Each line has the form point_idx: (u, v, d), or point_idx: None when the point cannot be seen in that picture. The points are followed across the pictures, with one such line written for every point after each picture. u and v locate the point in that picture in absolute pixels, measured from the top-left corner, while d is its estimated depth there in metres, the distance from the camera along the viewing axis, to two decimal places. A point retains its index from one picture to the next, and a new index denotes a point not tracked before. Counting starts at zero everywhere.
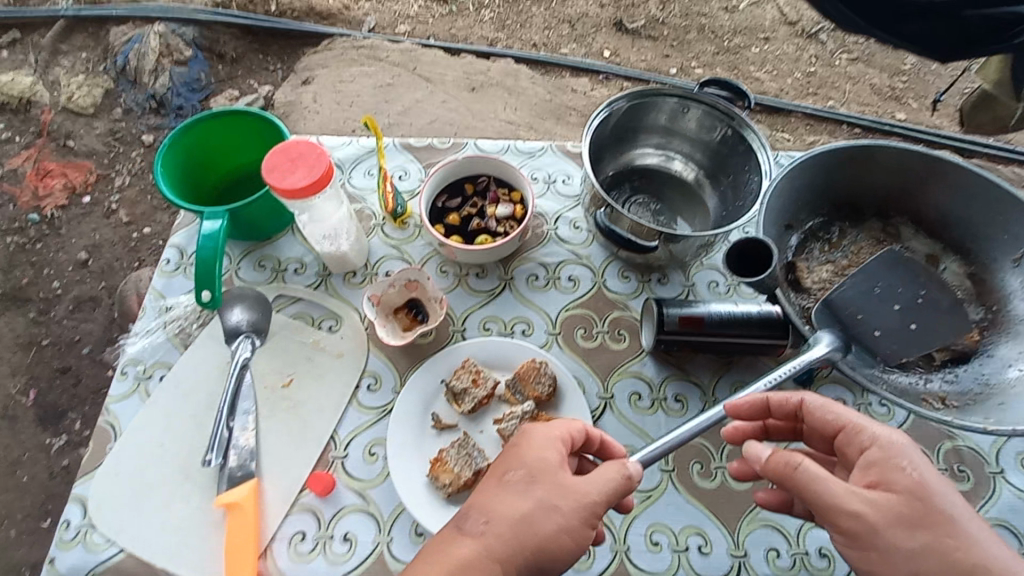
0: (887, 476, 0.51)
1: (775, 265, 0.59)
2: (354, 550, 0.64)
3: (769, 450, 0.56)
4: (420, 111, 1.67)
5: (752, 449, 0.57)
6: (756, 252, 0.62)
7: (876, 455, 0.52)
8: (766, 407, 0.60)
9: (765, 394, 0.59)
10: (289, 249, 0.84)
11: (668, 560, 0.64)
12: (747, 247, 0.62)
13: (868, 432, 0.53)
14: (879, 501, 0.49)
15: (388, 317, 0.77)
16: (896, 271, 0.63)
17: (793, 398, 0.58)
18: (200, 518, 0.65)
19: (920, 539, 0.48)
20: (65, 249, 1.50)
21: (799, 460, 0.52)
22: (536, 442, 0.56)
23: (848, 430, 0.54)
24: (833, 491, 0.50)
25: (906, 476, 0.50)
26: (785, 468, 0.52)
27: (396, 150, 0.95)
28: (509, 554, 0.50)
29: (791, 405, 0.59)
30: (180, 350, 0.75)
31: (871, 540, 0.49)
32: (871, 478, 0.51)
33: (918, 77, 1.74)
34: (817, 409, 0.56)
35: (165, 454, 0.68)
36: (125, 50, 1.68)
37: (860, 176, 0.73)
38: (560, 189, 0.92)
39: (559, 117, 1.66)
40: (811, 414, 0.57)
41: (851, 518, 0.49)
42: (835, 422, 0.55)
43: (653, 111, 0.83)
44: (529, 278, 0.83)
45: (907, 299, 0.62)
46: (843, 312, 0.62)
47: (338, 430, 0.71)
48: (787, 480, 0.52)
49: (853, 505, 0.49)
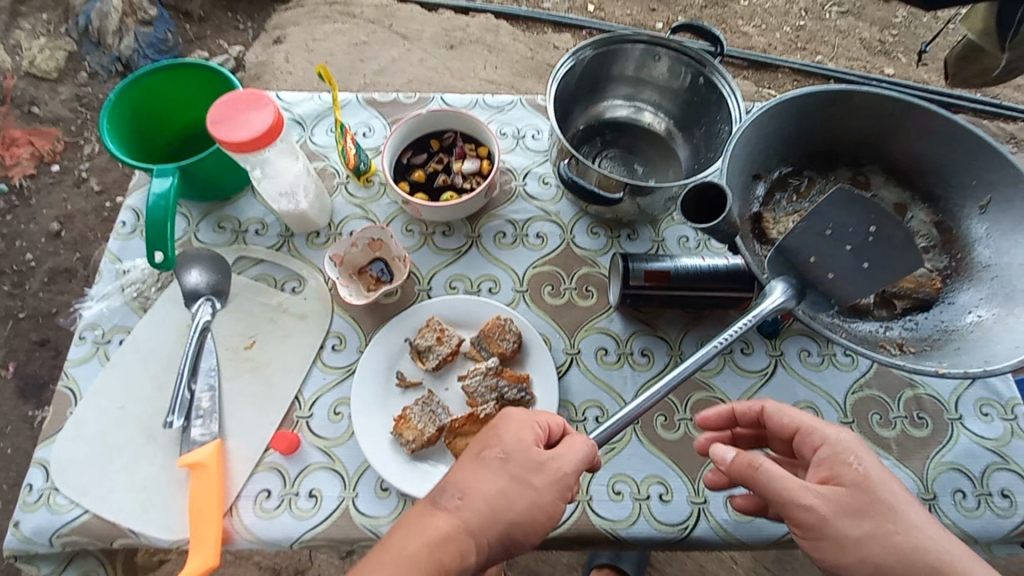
0: (836, 471, 0.52)
1: (729, 209, 0.58)
2: (319, 505, 0.64)
3: (733, 450, 0.56)
4: (397, 71, 1.60)
5: (715, 451, 0.57)
6: (714, 198, 0.61)
7: (828, 452, 0.54)
8: (729, 414, 0.62)
9: (731, 406, 0.62)
10: (249, 209, 0.82)
11: (629, 507, 0.65)
12: (708, 192, 0.61)
13: (819, 432, 0.55)
14: (829, 494, 0.51)
15: (351, 277, 0.76)
16: (851, 208, 0.56)
17: (754, 404, 0.60)
18: (165, 479, 0.65)
19: (864, 527, 0.49)
20: (36, 220, 1.46)
21: (760, 460, 0.53)
22: (514, 426, 0.55)
23: (803, 431, 0.56)
24: (789, 487, 0.51)
25: (853, 470, 0.52)
26: (748, 469, 0.53)
27: (360, 105, 0.91)
28: (484, 527, 0.50)
29: (753, 411, 0.61)
30: (139, 314, 0.74)
31: (822, 531, 0.50)
32: (822, 474, 0.53)
33: (909, 30, 1.70)
34: (775, 414, 0.58)
35: (126, 417, 0.68)
36: (86, 9, 1.59)
37: (832, 122, 0.71)
38: (529, 144, 0.89)
39: (541, 76, 1.61)
40: (771, 419, 0.58)
41: (804, 511, 0.50)
42: (790, 425, 0.57)
43: (620, 60, 0.80)
44: (496, 235, 0.82)
45: (858, 238, 0.56)
46: (796, 257, 0.60)
47: (303, 390, 0.70)
48: (751, 482, 0.53)
49: (807, 498, 0.50)
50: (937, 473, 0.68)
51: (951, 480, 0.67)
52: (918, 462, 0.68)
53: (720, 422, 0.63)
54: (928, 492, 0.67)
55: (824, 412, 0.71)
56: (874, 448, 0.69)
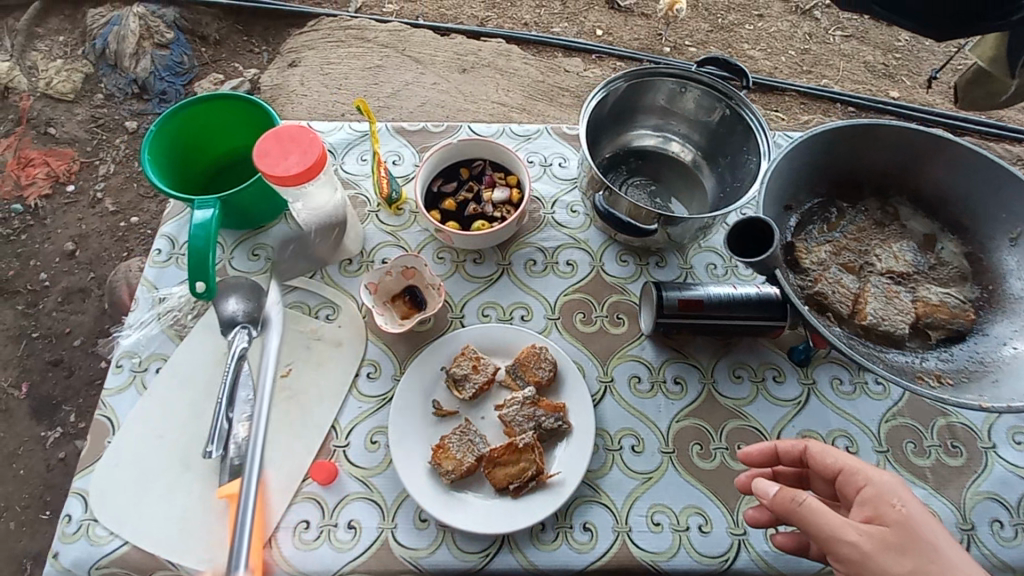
0: (879, 511, 0.51)
1: (775, 245, 0.60)
2: (359, 537, 0.64)
3: (775, 484, 0.55)
4: (410, 94, 1.60)
5: (758, 484, 0.56)
6: (761, 233, 0.62)
7: (871, 492, 0.53)
8: (772, 452, 0.62)
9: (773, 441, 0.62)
10: (283, 237, 0.83)
11: (669, 539, 0.65)
12: (752, 228, 0.63)
13: (862, 473, 0.55)
14: (873, 531, 0.50)
15: (385, 305, 0.76)
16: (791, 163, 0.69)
17: (798, 443, 0.60)
18: (203, 509, 0.65)
19: (907, 564, 0.48)
20: (51, 239, 1.46)
21: (803, 495, 0.53)
22: None
23: (847, 472, 0.56)
24: (832, 523, 0.50)
25: (897, 512, 0.51)
26: (791, 504, 0.53)
27: (389, 134, 0.93)
28: None
29: (796, 450, 0.61)
30: (175, 342, 0.75)
31: (864, 566, 0.48)
32: (866, 513, 0.52)
33: (912, 54, 1.73)
34: (818, 453, 0.58)
35: (163, 447, 0.68)
36: (104, 33, 1.63)
37: (861, 152, 0.72)
38: (556, 172, 0.90)
39: (552, 98, 1.60)
40: (813, 457, 0.58)
41: (847, 547, 0.49)
42: (834, 465, 0.57)
43: (650, 92, 0.82)
44: (527, 262, 0.83)
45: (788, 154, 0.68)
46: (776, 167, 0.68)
47: (339, 419, 0.71)
48: (793, 517, 0.53)
49: (850, 534, 0.50)
50: (973, 502, 0.68)
51: (987, 509, 0.67)
52: (953, 491, 0.68)
53: (763, 460, 0.63)
54: (965, 522, 0.67)
55: (858, 441, 0.71)
56: (910, 477, 0.69)
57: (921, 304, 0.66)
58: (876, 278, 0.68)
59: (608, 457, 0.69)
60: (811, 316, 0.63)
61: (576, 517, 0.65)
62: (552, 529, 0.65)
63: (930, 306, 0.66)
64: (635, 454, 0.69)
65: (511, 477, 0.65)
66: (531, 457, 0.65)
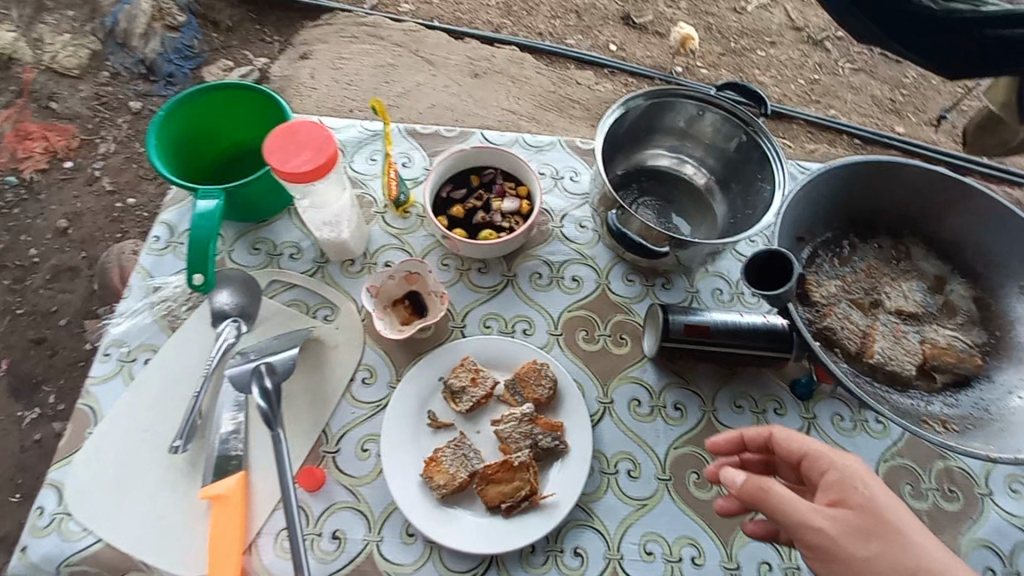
0: (844, 494, 0.49)
1: (797, 278, 0.60)
2: (343, 548, 0.62)
3: (742, 473, 0.53)
4: (420, 95, 1.59)
5: (725, 474, 0.54)
6: (779, 265, 0.63)
7: (835, 477, 0.50)
8: (738, 440, 0.60)
9: (739, 430, 0.60)
10: (285, 232, 0.81)
11: (661, 569, 0.64)
12: (771, 260, 0.63)
13: (826, 457, 0.52)
14: (839, 516, 0.48)
15: (386, 309, 0.74)
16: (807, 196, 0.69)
17: (762, 430, 0.58)
18: (184, 512, 0.63)
19: (873, 547, 0.46)
20: (44, 215, 1.43)
21: (770, 482, 0.51)
22: None
23: (811, 457, 0.53)
24: (799, 510, 0.49)
25: (861, 494, 0.48)
26: (758, 492, 0.51)
27: (401, 136, 0.92)
28: None
29: (762, 437, 0.58)
30: (167, 333, 0.73)
31: (832, 552, 0.47)
32: (830, 497, 0.50)
33: (918, 90, 1.74)
34: (783, 439, 0.56)
35: (146, 444, 0.66)
36: (115, 11, 1.61)
37: (877, 191, 0.72)
38: (567, 186, 0.89)
39: (561, 110, 1.60)
40: (779, 444, 0.56)
41: (815, 533, 0.48)
42: (799, 450, 0.54)
43: (670, 112, 0.81)
44: (532, 275, 0.81)
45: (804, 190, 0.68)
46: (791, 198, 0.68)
47: (331, 423, 0.69)
48: (761, 505, 0.51)
49: (816, 520, 0.48)
50: (967, 549, 0.67)
51: (981, 557, 0.66)
52: (948, 536, 0.67)
53: (730, 449, 0.61)
54: None
55: None
56: None
57: (929, 347, 0.65)
58: (884, 316, 0.67)
59: (603, 481, 0.68)
60: (820, 351, 0.62)
61: (568, 541, 0.64)
62: (542, 552, 0.63)
63: (938, 348, 0.65)
64: (631, 479, 0.68)
65: (504, 495, 0.63)
66: (525, 477, 0.63)
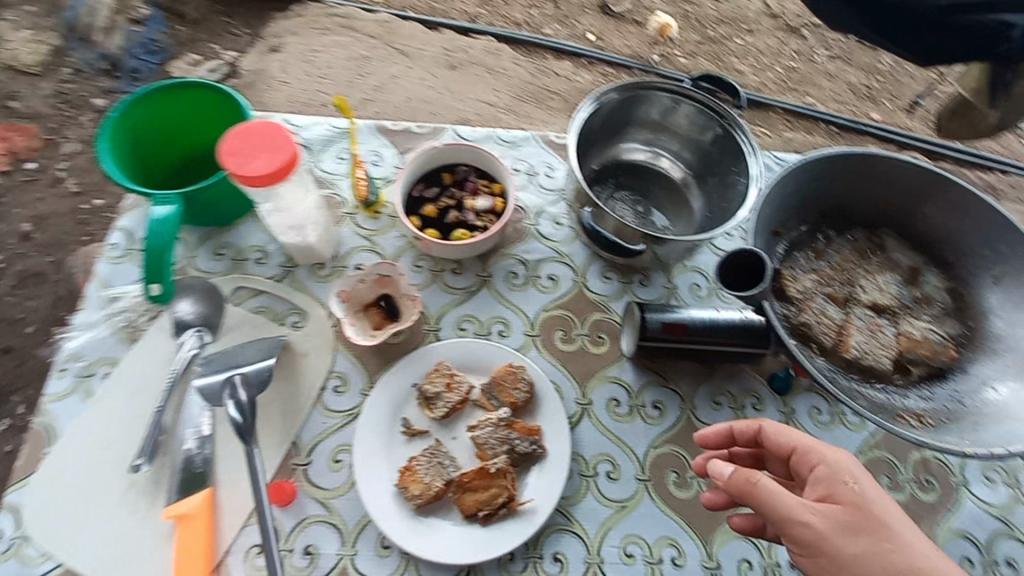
0: (833, 489, 0.49)
1: (769, 280, 0.60)
2: (315, 564, 0.61)
3: (731, 465, 0.52)
4: (395, 87, 1.54)
5: (712, 466, 0.52)
6: (750, 264, 0.62)
7: (824, 471, 0.50)
8: (726, 433, 0.58)
9: (728, 423, 0.58)
10: (250, 236, 0.78)
11: (642, 571, 0.63)
12: (742, 260, 0.62)
13: (816, 451, 0.52)
14: (827, 511, 0.47)
15: (357, 314, 0.72)
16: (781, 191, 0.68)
17: (752, 423, 0.57)
18: (148, 532, 0.60)
19: (861, 544, 0.46)
20: (5, 219, 1.32)
21: (760, 476, 0.50)
22: None
23: (801, 451, 0.53)
24: (788, 504, 0.48)
25: (850, 490, 0.48)
26: (746, 486, 0.50)
27: (370, 133, 0.89)
28: None
29: (751, 429, 0.57)
30: (127, 345, 0.70)
31: (819, 548, 0.46)
32: (819, 492, 0.49)
33: (893, 77, 1.75)
34: (772, 433, 0.55)
35: (107, 462, 0.63)
36: (77, 4, 1.55)
37: (850, 185, 0.71)
38: (542, 182, 0.87)
39: (540, 101, 1.57)
40: (768, 438, 0.55)
41: (802, 528, 0.47)
42: (788, 444, 0.54)
43: (644, 105, 0.80)
44: (507, 275, 0.80)
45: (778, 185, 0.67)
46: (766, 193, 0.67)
47: (301, 435, 0.67)
48: (749, 499, 0.50)
49: (805, 515, 0.47)
50: (945, 539, 0.67)
51: (958, 547, 0.67)
52: (926, 527, 0.68)
53: (719, 443, 0.59)
54: None
55: None
56: None
57: (904, 340, 0.65)
58: (860, 310, 0.67)
59: (582, 484, 0.67)
60: (797, 350, 0.62)
61: (547, 547, 0.63)
62: (521, 560, 0.62)
63: (913, 341, 0.65)
64: (611, 481, 0.67)
65: (481, 503, 0.62)
66: (502, 483, 0.62)
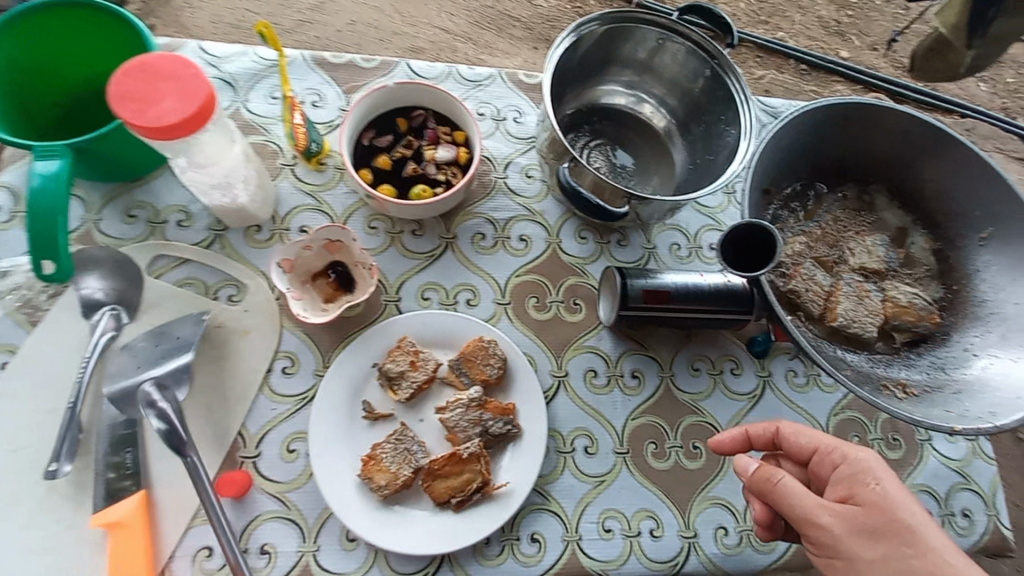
0: (854, 491, 0.48)
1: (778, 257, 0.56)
2: (273, 564, 0.55)
3: (755, 462, 0.54)
4: (337, 8, 1.35)
5: (738, 462, 0.55)
6: (759, 243, 0.57)
7: (847, 470, 0.49)
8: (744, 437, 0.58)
9: (743, 427, 0.58)
10: (169, 195, 0.67)
11: (620, 545, 0.61)
12: (750, 237, 0.57)
13: (840, 451, 0.51)
14: (845, 512, 0.47)
15: (304, 286, 0.63)
16: (774, 144, 0.62)
17: (770, 424, 0.57)
18: (74, 543, 0.53)
19: (879, 549, 0.45)
20: None
21: (780, 474, 0.50)
22: None
23: (822, 451, 0.52)
24: (805, 504, 0.48)
25: (872, 491, 0.47)
26: (766, 484, 0.51)
27: (307, 67, 0.76)
28: None
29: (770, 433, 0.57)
30: (26, 329, 0.59)
31: (836, 549, 0.46)
32: (840, 493, 0.49)
33: (863, 11, 1.67)
34: (793, 434, 0.55)
35: (16, 467, 0.55)
36: None
37: (846, 138, 0.66)
38: (510, 129, 0.78)
39: (500, 29, 1.41)
40: (787, 439, 0.55)
41: (816, 529, 0.47)
42: (808, 445, 0.53)
43: (630, 41, 0.70)
44: (474, 236, 0.72)
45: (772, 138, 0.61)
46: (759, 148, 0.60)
47: (247, 425, 0.60)
48: (767, 496, 0.51)
49: (821, 516, 0.47)
50: None
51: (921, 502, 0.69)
52: None
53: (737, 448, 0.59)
54: None
55: None
56: None
57: (890, 305, 0.63)
58: (848, 274, 0.64)
59: (559, 461, 0.63)
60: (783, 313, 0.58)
61: (523, 528, 0.60)
62: (497, 543, 0.59)
63: (899, 308, 0.63)
64: (588, 456, 0.64)
65: (453, 490, 0.57)
66: (476, 468, 0.58)
